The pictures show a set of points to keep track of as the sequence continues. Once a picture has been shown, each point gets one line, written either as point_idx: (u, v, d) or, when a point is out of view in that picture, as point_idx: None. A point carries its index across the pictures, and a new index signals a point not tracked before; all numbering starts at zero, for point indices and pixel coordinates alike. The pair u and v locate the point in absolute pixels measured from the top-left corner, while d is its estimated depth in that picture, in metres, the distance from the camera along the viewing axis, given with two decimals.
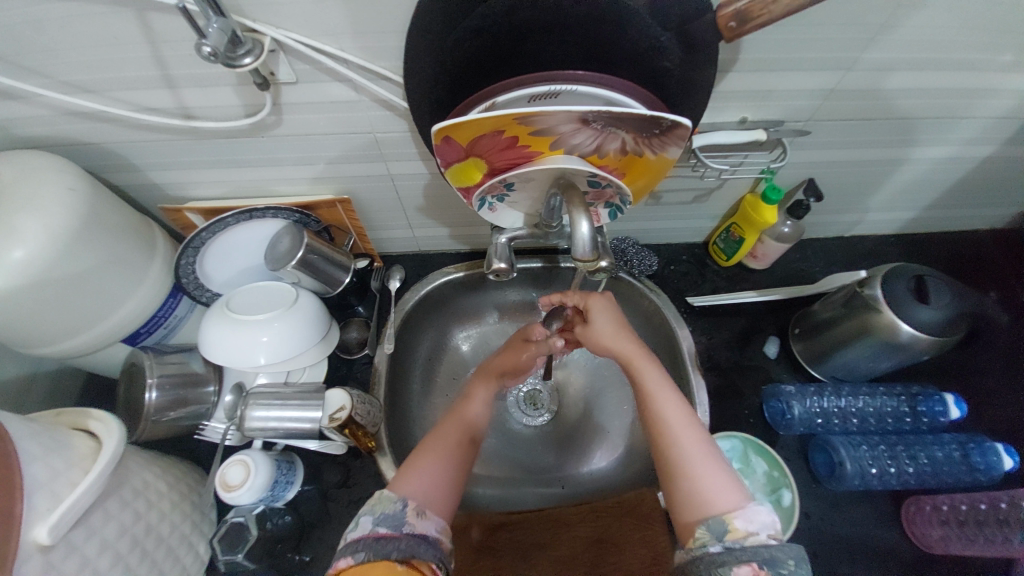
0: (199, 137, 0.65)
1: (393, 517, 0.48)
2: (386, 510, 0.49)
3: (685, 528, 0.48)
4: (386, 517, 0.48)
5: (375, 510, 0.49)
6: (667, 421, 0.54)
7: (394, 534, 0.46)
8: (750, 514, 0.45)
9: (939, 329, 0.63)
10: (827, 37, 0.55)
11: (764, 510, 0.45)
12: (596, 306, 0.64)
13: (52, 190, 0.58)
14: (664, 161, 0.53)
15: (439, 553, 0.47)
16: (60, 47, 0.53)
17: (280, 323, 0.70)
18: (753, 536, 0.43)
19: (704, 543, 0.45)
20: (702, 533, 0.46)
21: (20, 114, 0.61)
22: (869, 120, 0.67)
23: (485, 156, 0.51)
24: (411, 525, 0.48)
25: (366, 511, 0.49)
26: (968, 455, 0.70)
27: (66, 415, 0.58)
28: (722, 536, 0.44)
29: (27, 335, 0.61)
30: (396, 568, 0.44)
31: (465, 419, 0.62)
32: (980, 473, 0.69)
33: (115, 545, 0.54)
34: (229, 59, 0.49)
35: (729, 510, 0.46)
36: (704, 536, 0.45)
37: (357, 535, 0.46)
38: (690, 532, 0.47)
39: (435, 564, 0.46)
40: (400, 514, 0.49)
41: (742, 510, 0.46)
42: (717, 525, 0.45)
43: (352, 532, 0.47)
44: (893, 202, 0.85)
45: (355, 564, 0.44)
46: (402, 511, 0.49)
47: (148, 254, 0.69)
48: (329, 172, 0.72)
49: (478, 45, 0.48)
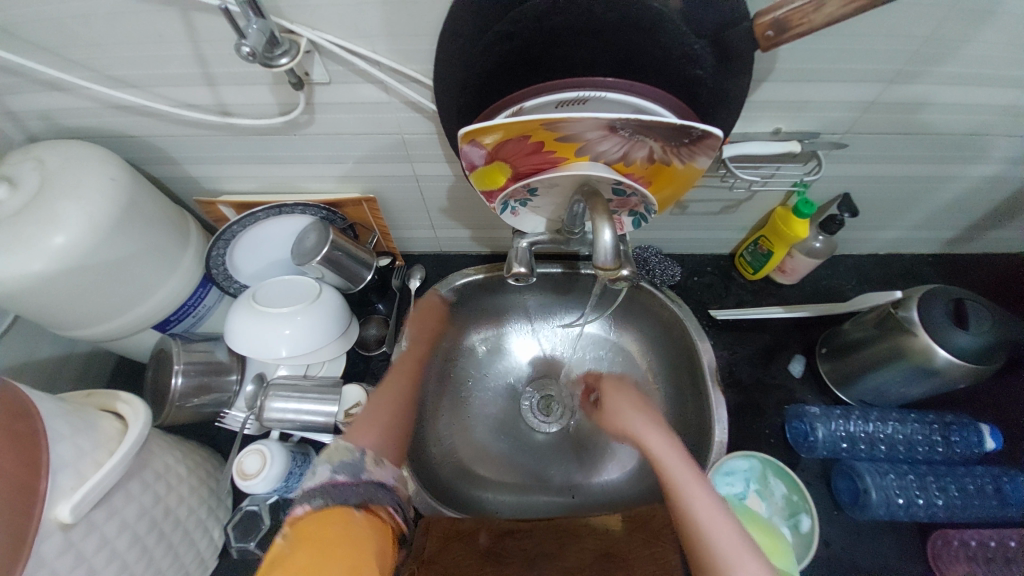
0: (235, 133, 0.67)
1: (351, 466, 0.56)
2: (344, 458, 0.57)
3: None
4: (343, 466, 0.55)
5: (331, 460, 0.56)
6: (696, 509, 0.54)
7: (352, 480, 0.54)
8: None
9: (978, 356, 0.60)
10: (871, 48, 0.53)
11: None
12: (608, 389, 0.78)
13: (95, 180, 0.60)
14: (692, 171, 0.51)
15: (393, 498, 0.57)
16: (111, 43, 0.56)
17: (302, 317, 0.71)
18: None
19: None
20: None
21: (72, 107, 0.64)
22: (912, 134, 0.64)
23: (509, 161, 0.51)
24: (370, 471, 0.58)
25: (321, 462, 0.55)
26: (1001, 490, 0.68)
27: (96, 396, 0.60)
28: None
29: (67, 317, 0.64)
30: (355, 511, 0.51)
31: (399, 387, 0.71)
32: (1011, 508, 0.67)
33: (133, 526, 0.56)
34: (266, 59, 0.50)
35: None
36: None
37: (315, 483, 0.52)
38: None
39: (390, 507, 0.56)
40: (360, 462, 0.57)
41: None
42: None
43: (309, 480, 0.53)
44: (933, 221, 0.81)
45: (315, 509, 0.50)
46: (361, 459, 0.58)
47: (181, 245, 0.71)
48: (356, 171, 0.73)
49: (509, 51, 0.49)
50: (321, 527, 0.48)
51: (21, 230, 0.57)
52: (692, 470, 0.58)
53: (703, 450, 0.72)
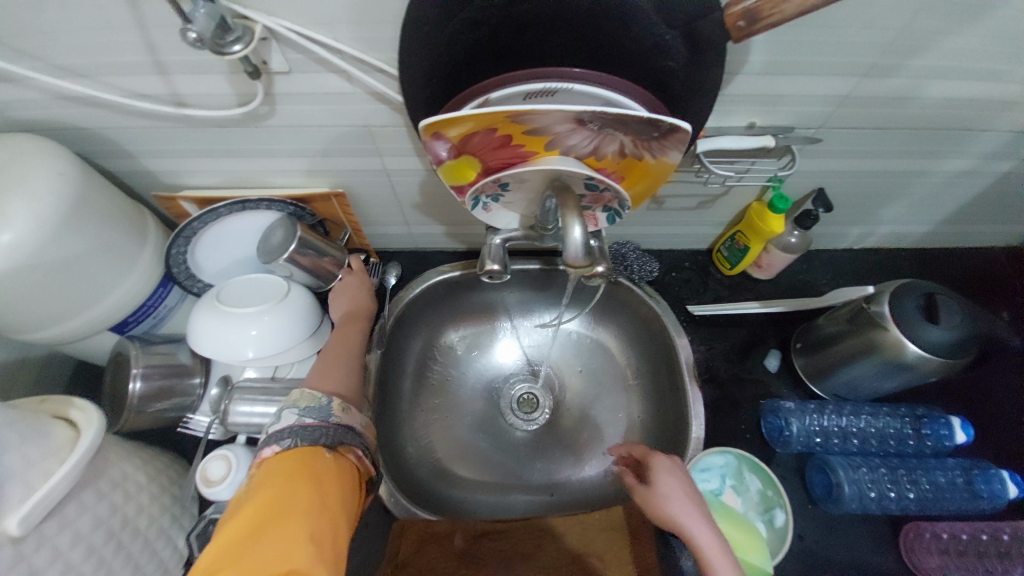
0: (194, 125, 0.64)
1: (318, 410, 0.54)
2: (311, 405, 0.54)
3: None
4: (312, 409, 0.53)
5: (299, 405, 0.54)
6: None
7: (321, 423, 0.52)
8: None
9: (948, 350, 0.60)
10: (845, 41, 0.53)
11: None
12: (660, 470, 0.59)
13: (42, 174, 0.57)
14: (664, 165, 0.50)
15: (364, 443, 0.54)
16: (55, 32, 0.52)
17: (270, 316, 0.69)
18: None
19: None
20: None
21: (14, 98, 0.60)
22: (885, 129, 0.64)
23: (477, 155, 0.50)
24: (337, 416, 0.54)
25: (289, 407, 0.54)
26: (971, 482, 0.69)
27: (49, 402, 0.57)
28: None
29: (16, 320, 0.60)
30: (324, 452, 0.49)
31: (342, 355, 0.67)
32: (982, 500, 0.68)
33: (88, 537, 0.53)
34: (217, 46, 0.48)
35: None
36: None
37: (283, 425, 0.51)
38: None
39: (360, 451, 0.53)
40: (327, 407, 0.54)
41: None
42: None
43: (278, 424, 0.52)
44: (905, 215, 0.82)
45: (282, 449, 0.48)
46: (328, 404, 0.55)
47: (139, 242, 0.68)
48: (324, 165, 0.71)
49: (476, 40, 0.47)
50: (288, 466, 0.47)
51: None
52: None
53: (680, 446, 0.73)
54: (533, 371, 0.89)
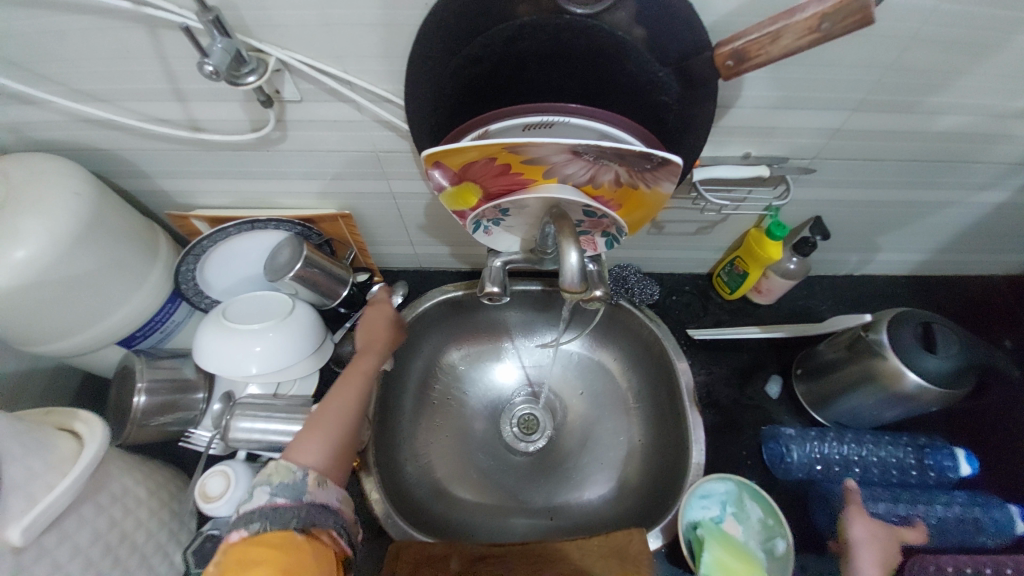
0: (206, 147, 0.66)
1: (292, 487, 0.50)
2: (285, 480, 0.50)
3: None
4: (285, 487, 0.49)
5: (272, 480, 0.50)
6: None
7: (293, 504, 0.48)
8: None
9: (946, 381, 0.60)
10: (836, 76, 0.55)
11: None
12: None
13: (60, 194, 0.60)
14: (659, 196, 0.52)
15: (342, 522, 0.51)
16: (79, 58, 0.55)
17: (274, 333, 0.70)
18: None
19: None
20: None
21: (38, 120, 0.64)
22: (879, 160, 0.65)
23: (478, 182, 0.51)
24: (312, 494, 0.50)
25: (260, 483, 0.49)
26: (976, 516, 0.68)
27: (55, 414, 0.58)
28: None
29: (28, 333, 0.62)
30: (296, 537, 0.47)
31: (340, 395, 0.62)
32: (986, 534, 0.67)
33: (85, 551, 0.53)
34: (233, 77, 0.51)
35: None
36: None
37: (253, 506, 0.47)
38: None
39: (336, 531, 0.50)
40: (302, 483, 0.50)
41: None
42: None
43: (248, 502, 0.48)
44: (904, 243, 0.83)
45: (248, 537, 0.46)
46: (303, 480, 0.50)
47: (149, 260, 0.70)
48: (332, 188, 0.73)
49: (479, 73, 0.49)
50: (255, 555, 0.44)
51: None
52: None
53: (681, 473, 0.72)
54: (532, 392, 0.90)
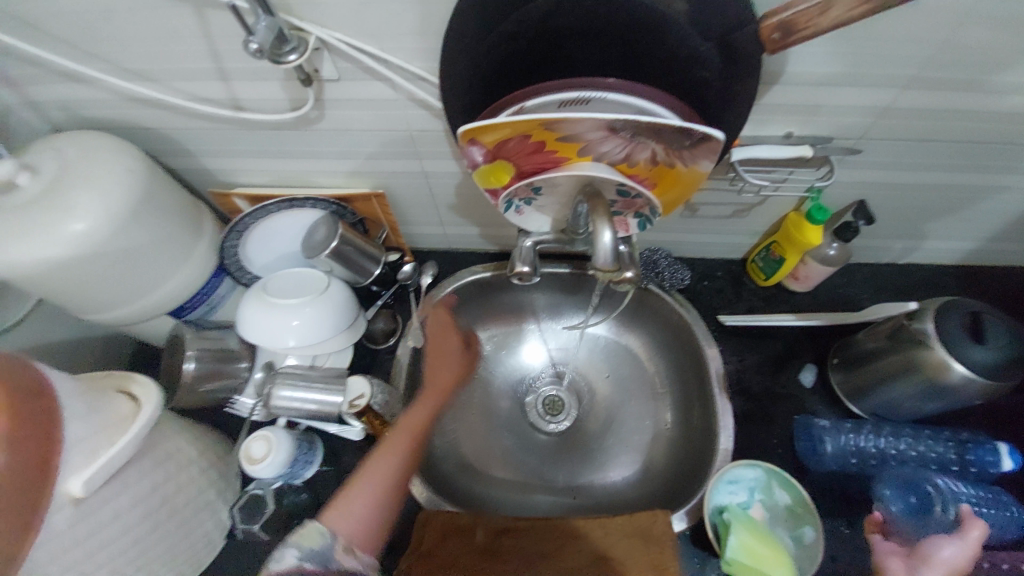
0: (248, 128, 0.69)
1: (322, 556, 0.46)
2: (313, 546, 0.47)
3: None
4: (314, 553, 0.46)
5: (302, 544, 0.47)
6: None
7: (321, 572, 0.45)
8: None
9: (994, 372, 0.57)
10: (889, 50, 0.52)
11: None
12: None
13: (115, 170, 0.63)
14: (696, 174, 0.51)
15: None
16: (131, 38, 0.58)
17: (311, 308, 0.73)
18: None
19: None
20: None
21: (94, 100, 0.67)
22: (932, 140, 0.62)
23: (512, 160, 0.52)
24: (338, 562, 0.47)
25: (291, 546, 0.46)
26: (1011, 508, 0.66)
27: (111, 377, 0.62)
28: None
29: (86, 301, 0.67)
30: None
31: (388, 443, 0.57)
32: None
33: (143, 502, 0.58)
34: (276, 56, 0.52)
35: None
36: None
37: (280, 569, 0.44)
38: None
39: None
40: (330, 549, 0.47)
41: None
42: None
43: (274, 565, 0.45)
44: (955, 231, 0.78)
45: None
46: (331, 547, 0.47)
47: (194, 234, 0.73)
48: (366, 167, 0.75)
49: (515, 50, 0.49)
50: None
51: (41, 217, 0.59)
52: None
53: (707, 458, 0.72)
54: (557, 374, 0.91)
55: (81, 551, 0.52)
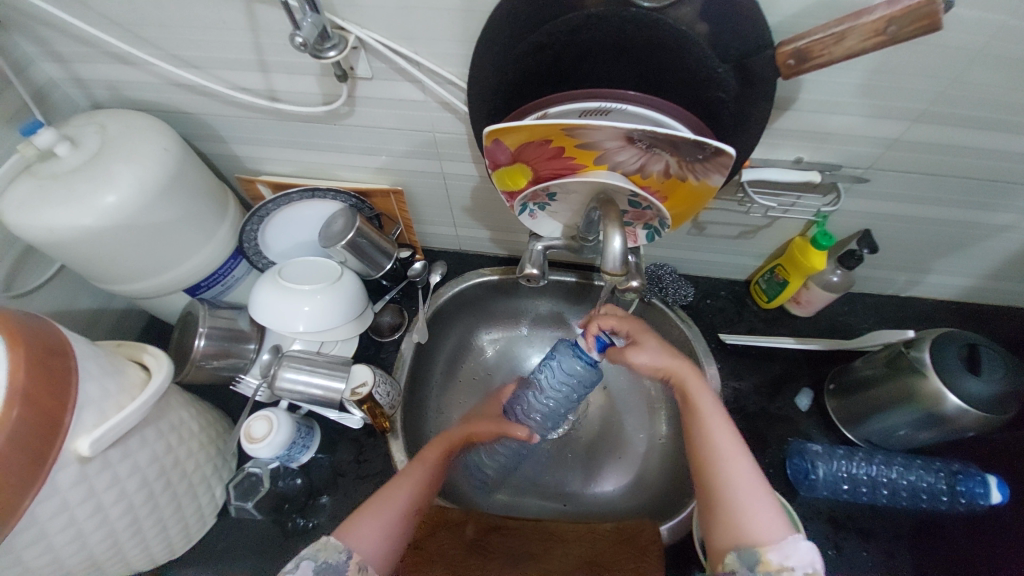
0: (279, 117, 0.72)
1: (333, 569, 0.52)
2: (328, 559, 0.52)
3: (718, 551, 0.53)
4: (327, 566, 0.52)
5: (318, 556, 0.53)
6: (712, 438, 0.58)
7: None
8: (787, 550, 0.49)
9: (988, 405, 0.58)
10: (898, 85, 0.54)
11: (805, 548, 0.48)
12: None
13: (150, 147, 0.66)
14: (706, 188, 0.53)
15: None
16: (181, 26, 0.61)
17: (322, 296, 0.75)
18: (788, 570, 0.47)
19: (733, 568, 0.50)
20: (733, 559, 0.50)
21: (137, 81, 0.71)
22: (938, 176, 0.64)
23: (531, 164, 0.54)
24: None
25: (307, 557, 0.52)
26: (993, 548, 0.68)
27: (125, 347, 0.64)
28: (753, 566, 0.49)
29: (108, 272, 0.69)
30: None
31: (411, 472, 0.63)
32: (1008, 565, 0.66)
33: (143, 470, 0.59)
34: (316, 51, 0.55)
35: (766, 542, 0.50)
36: (734, 563, 0.50)
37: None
38: (721, 556, 0.52)
39: None
40: (341, 566, 0.52)
41: (779, 545, 0.49)
42: (748, 556, 0.49)
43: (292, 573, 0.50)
44: (957, 267, 0.80)
45: None
46: (344, 563, 0.53)
47: (218, 218, 0.76)
48: (389, 165, 0.77)
49: (543, 60, 0.51)
50: None
51: (77, 187, 0.62)
52: (720, 411, 0.60)
53: None
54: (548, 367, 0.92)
55: (81, 511, 0.53)
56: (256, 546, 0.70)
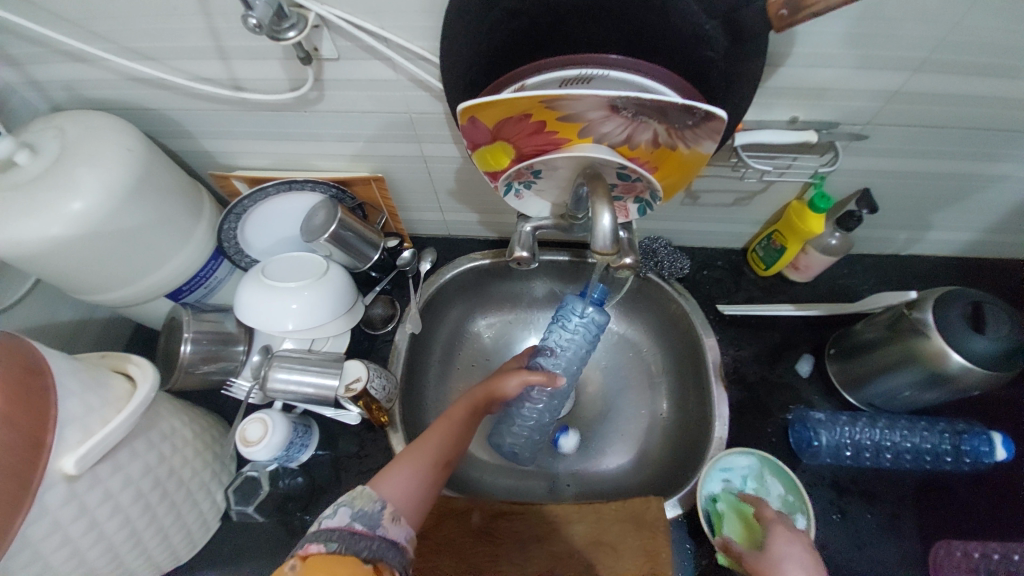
0: (247, 108, 0.68)
1: (369, 516, 0.47)
2: (365, 507, 0.48)
3: None
4: (363, 514, 0.47)
5: (353, 504, 0.48)
6: None
7: (368, 534, 0.45)
8: None
9: (994, 361, 0.57)
10: (896, 33, 0.51)
11: None
12: None
13: (112, 149, 0.62)
14: (698, 156, 0.50)
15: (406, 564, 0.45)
16: (130, 15, 0.57)
17: (309, 292, 0.73)
18: None
19: None
20: None
21: (92, 78, 0.67)
22: (938, 128, 0.61)
23: (512, 141, 0.51)
24: (384, 528, 0.46)
25: (344, 503, 0.47)
26: (999, 503, 0.68)
27: (110, 357, 0.62)
28: None
29: (82, 283, 0.66)
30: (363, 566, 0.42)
31: (440, 424, 0.58)
32: (1014, 520, 0.67)
33: (137, 483, 0.58)
34: (275, 33, 0.52)
35: None
36: None
37: (332, 525, 0.45)
38: None
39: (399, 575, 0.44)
40: (377, 514, 0.47)
41: None
42: None
43: (328, 519, 0.46)
44: (957, 222, 0.78)
45: (327, 553, 0.42)
46: (379, 511, 0.47)
47: (194, 219, 0.73)
48: (366, 150, 0.74)
49: (517, 27, 0.48)
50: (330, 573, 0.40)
51: (37, 196, 0.59)
52: None
53: (703, 444, 0.73)
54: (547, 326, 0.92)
55: (75, 528, 0.52)
56: (262, 547, 0.70)
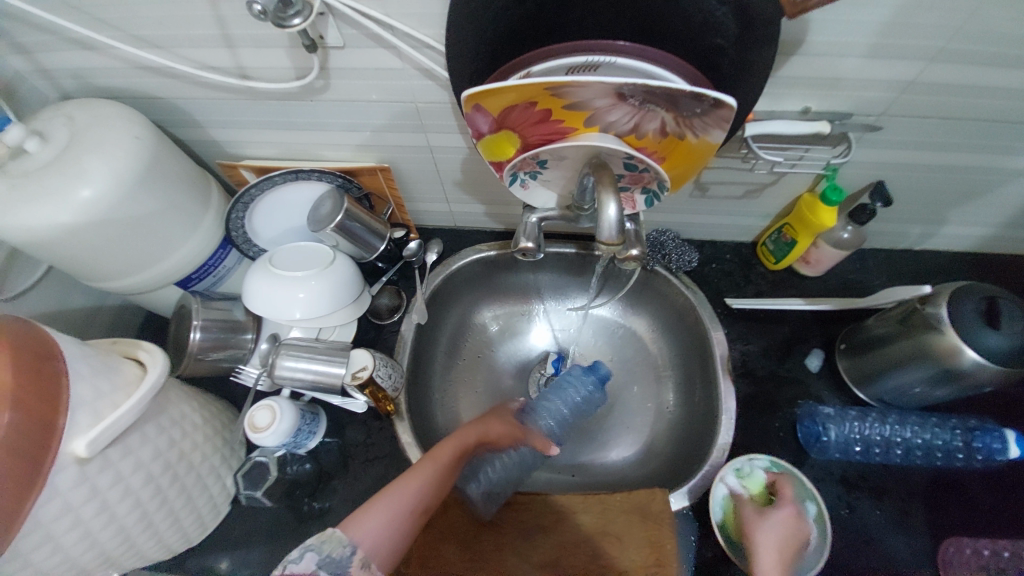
0: (256, 98, 0.68)
1: (336, 564, 0.45)
2: (333, 552, 0.45)
3: None
4: (330, 561, 0.45)
5: (321, 548, 0.45)
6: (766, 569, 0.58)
7: None
8: None
9: (1010, 359, 0.56)
10: (915, 21, 0.50)
11: None
12: None
13: (122, 138, 0.63)
14: (706, 146, 0.50)
15: None
16: (137, 4, 0.57)
17: (316, 281, 0.73)
18: None
19: None
20: None
21: (101, 67, 0.67)
22: (956, 119, 0.59)
23: (517, 131, 0.51)
24: None
25: (311, 547, 0.45)
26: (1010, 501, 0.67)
27: (121, 344, 0.63)
28: None
29: (95, 270, 0.67)
30: None
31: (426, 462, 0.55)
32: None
33: (148, 466, 0.59)
34: (279, 19, 0.52)
35: None
36: None
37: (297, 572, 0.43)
38: None
39: None
40: (344, 561, 0.45)
41: None
42: None
43: (293, 564, 0.43)
44: (975, 216, 0.76)
45: None
46: (348, 558, 0.45)
47: (202, 207, 0.74)
48: (373, 140, 0.74)
49: (523, 13, 0.47)
50: None
51: (48, 182, 0.59)
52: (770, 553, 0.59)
53: (708, 439, 0.72)
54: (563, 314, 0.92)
55: (87, 509, 0.53)
56: (270, 531, 0.71)
